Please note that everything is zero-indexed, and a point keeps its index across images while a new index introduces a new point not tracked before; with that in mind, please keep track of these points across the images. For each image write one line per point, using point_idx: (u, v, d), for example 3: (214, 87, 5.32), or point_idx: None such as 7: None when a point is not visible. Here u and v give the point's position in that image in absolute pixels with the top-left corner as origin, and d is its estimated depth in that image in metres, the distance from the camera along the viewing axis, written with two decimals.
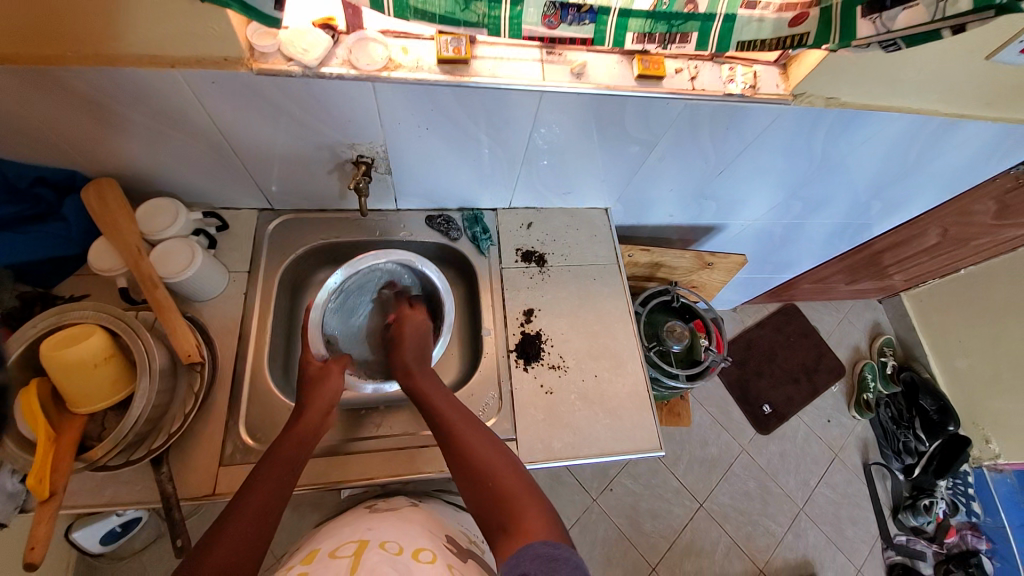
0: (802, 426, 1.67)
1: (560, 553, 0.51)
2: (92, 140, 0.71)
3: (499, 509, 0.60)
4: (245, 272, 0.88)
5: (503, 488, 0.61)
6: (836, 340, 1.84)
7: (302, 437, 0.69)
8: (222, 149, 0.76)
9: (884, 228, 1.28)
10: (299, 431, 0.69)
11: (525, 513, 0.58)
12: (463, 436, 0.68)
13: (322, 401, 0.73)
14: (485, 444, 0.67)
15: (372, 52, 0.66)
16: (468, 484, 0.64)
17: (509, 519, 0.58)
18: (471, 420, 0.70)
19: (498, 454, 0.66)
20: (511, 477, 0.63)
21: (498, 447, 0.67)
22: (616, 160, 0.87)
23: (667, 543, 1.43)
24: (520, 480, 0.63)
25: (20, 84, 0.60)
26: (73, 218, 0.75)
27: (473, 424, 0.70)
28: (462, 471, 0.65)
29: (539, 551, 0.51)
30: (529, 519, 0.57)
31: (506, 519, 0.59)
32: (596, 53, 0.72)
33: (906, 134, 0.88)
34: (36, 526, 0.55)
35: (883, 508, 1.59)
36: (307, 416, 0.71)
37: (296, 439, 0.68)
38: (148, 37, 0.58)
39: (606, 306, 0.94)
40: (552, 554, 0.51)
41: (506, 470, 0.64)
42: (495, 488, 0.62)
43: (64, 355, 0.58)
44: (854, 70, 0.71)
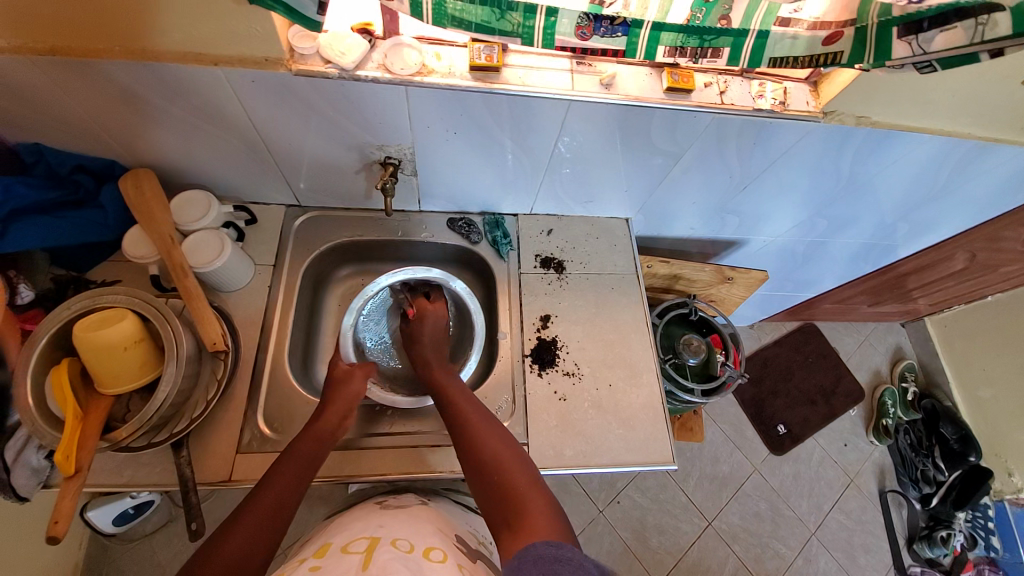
0: (816, 449, 1.64)
1: (564, 555, 0.50)
2: (133, 131, 0.73)
3: (503, 505, 0.60)
4: (269, 265, 0.90)
5: (509, 484, 0.62)
6: (855, 363, 1.80)
7: (320, 434, 0.69)
8: (256, 146, 0.78)
9: (910, 250, 1.26)
10: (317, 429, 0.70)
11: (528, 510, 0.58)
12: (474, 430, 0.68)
13: (344, 402, 0.74)
14: (495, 439, 0.67)
15: (407, 57, 0.67)
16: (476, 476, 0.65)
17: (512, 514, 0.59)
18: (480, 418, 0.71)
19: (507, 449, 0.66)
20: (518, 474, 0.63)
21: (507, 442, 0.67)
22: (640, 171, 0.87)
23: (673, 560, 1.41)
24: (527, 477, 0.63)
25: (70, 76, 0.63)
26: (110, 206, 0.78)
27: (485, 418, 0.71)
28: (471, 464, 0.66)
29: (541, 552, 0.50)
30: (531, 518, 0.57)
31: (509, 516, 0.59)
32: (626, 65, 0.73)
33: (937, 157, 0.87)
34: (59, 501, 0.56)
35: (897, 537, 1.55)
36: (326, 415, 0.72)
37: (314, 437, 0.69)
38: (195, 36, 0.61)
39: (623, 315, 0.94)
40: (556, 556, 0.50)
41: (515, 465, 0.64)
42: (503, 484, 0.62)
43: (96, 338, 0.60)
44: (887, 89, 0.71)
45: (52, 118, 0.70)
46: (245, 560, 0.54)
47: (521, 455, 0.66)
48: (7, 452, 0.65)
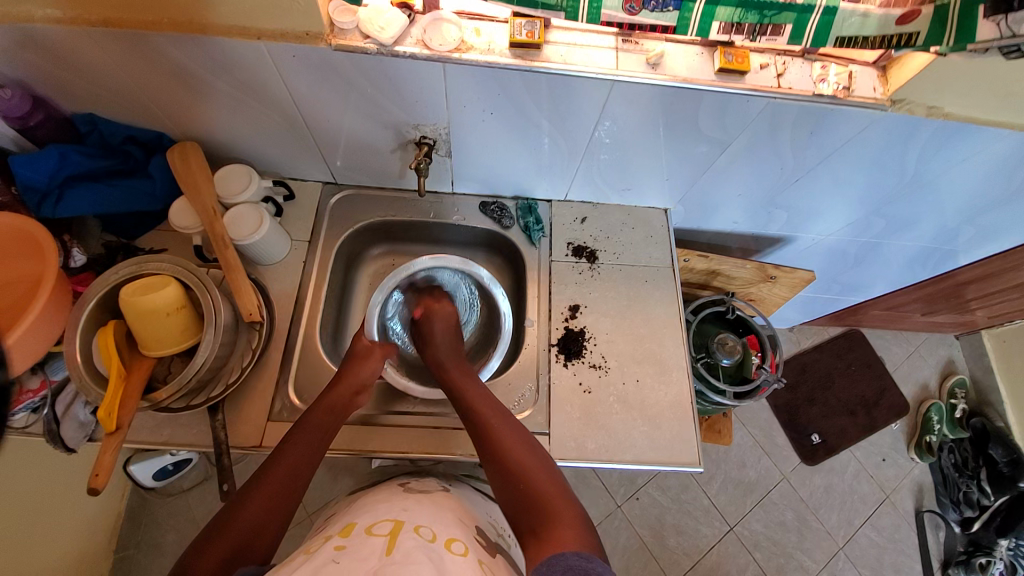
0: (853, 461, 1.56)
1: (589, 566, 0.49)
2: (181, 104, 0.75)
3: (531, 512, 0.59)
4: (305, 242, 0.91)
5: (536, 491, 0.61)
6: (903, 375, 1.69)
7: (333, 405, 0.70)
8: (295, 122, 0.79)
9: (973, 258, 1.16)
10: (330, 401, 0.70)
11: (556, 518, 0.58)
12: (498, 432, 0.68)
13: (355, 379, 0.73)
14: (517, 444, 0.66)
15: (445, 33, 0.65)
16: (499, 481, 0.64)
17: (537, 521, 0.58)
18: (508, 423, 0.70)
19: (530, 455, 0.65)
20: (543, 479, 0.62)
21: (531, 448, 0.66)
22: (683, 159, 0.83)
23: (691, 561, 1.38)
24: (553, 484, 0.62)
25: (123, 48, 0.65)
26: (158, 176, 0.81)
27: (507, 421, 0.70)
28: (495, 468, 0.65)
29: (571, 563, 0.50)
30: (559, 526, 0.57)
31: (535, 522, 0.58)
32: (675, 43, 0.69)
33: (1014, 155, 0.79)
34: (102, 454, 0.59)
35: (933, 560, 1.47)
36: (339, 389, 0.72)
37: (326, 409, 0.70)
38: (239, 9, 0.61)
39: (655, 310, 0.91)
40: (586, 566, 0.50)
41: (539, 472, 0.63)
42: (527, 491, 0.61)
43: (141, 302, 0.62)
44: (965, 78, 0.64)
45: (106, 89, 0.72)
46: (263, 526, 0.56)
47: (546, 462, 0.65)
48: (58, 405, 0.70)
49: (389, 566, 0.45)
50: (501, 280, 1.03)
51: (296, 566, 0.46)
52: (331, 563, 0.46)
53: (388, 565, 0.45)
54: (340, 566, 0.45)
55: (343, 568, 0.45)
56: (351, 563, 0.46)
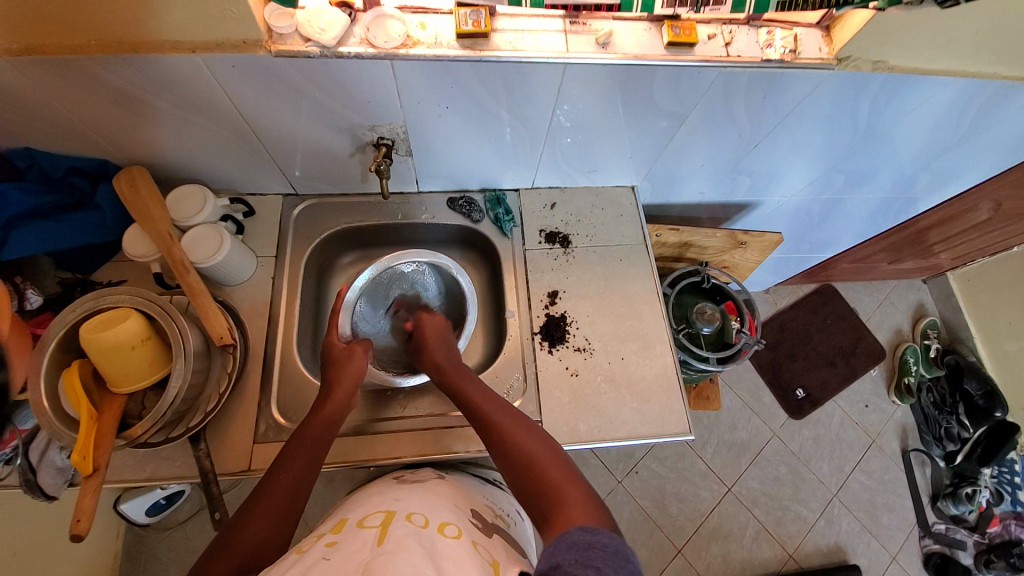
0: (837, 411, 1.62)
1: (598, 540, 0.48)
2: (121, 128, 0.72)
3: (544, 498, 0.58)
4: (272, 256, 0.89)
5: (542, 475, 0.60)
6: (876, 323, 1.76)
7: (331, 416, 0.70)
8: (246, 135, 0.76)
9: (931, 203, 1.21)
10: (326, 413, 0.70)
11: (565, 500, 0.56)
12: (500, 422, 0.67)
13: (349, 382, 0.74)
14: (523, 432, 0.66)
15: (389, 29, 0.64)
16: (508, 471, 0.63)
17: (548, 504, 0.57)
18: (510, 414, 0.69)
19: (536, 442, 0.64)
20: (550, 464, 0.61)
21: (536, 435, 0.66)
22: (644, 135, 0.83)
23: (694, 526, 1.42)
24: (559, 466, 0.61)
25: (47, 73, 0.61)
26: (107, 205, 0.78)
27: (508, 412, 0.69)
28: (502, 460, 0.64)
29: (575, 539, 0.48)
30: (568, 505, 0.55)
31: (547, 508, 0.57)
32: (623, 20, 0.69)
33: (961, 100, 0.81)
34: (81, 499, 0.57)
35: (921, 495, 1.54)
36: (335, 395, 0.72)
37: (324, 421, 0.69)
38: (169, 22, 0.58)
39: (633, 287, 0.92)
40: (589, 541, 0.48)
41: (544, 457, 0.62)
42: (536, 478, 0.60)
43: (101, 339, 0.60)
44: (905, 29, 0.65)
45: (39, 119, 0.69)
46: (266, 544, 0.55)
47: (553, 448, 0.65)
48: (31, 454, 0.67)
49: (380, 555, 0.44)
50: (479, 273, 1.03)
51: (289, 567, 0.46)
52: (321, 560, 0.45)
53: (378, 556, 0.44)
54: (331, 563, 0.45)
55: (334, 564, 0.44)
56: (341, 559, 0.45)
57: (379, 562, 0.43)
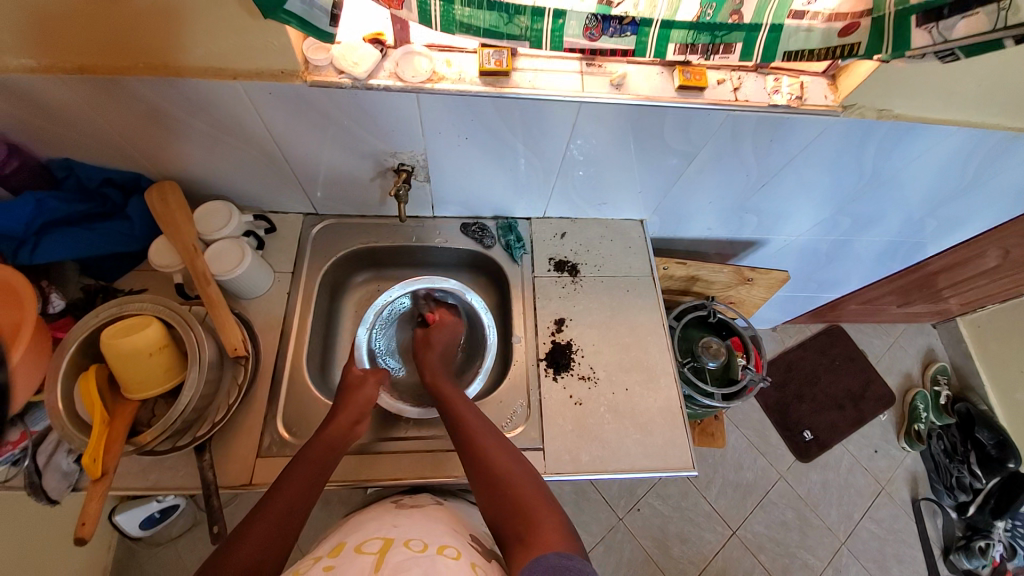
0: (846, 455, 1.58)
1: (568, 565, 0.50)
2: (158, 146, 0.76)
3: (518, 520, 0.59)
4: (288, 272, 0.92)
5: (517, 498, 0.61)
6: (885, 366, 1.74)
7: (332, 441, 0.70)
8: (274, 156, 0.80)
9: (938, 248, 1.22)
10: (329, 437, 0.70)
11: (539, 522, 0.58)
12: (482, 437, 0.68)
13: (355, 408, 0.75)
14: (503, 452, 0.67)
15: (417, 65, 0.68)
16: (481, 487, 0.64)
17: (520, 526, 0.58)
18: (491, 431, 0.70)
19: (513, 464, 0.65)
20: (528, 487, 0.62)
21: (515, 456, 0.67)
22: (654, 171, 0.86)
23: (697, 570, 1.37)
24: (535, 490, 0.62)
25: (97, 92, 0.66)
26: (137, 218, 0.82)
27: (490, 429, 0.70)
28: (476, 477, 0.65)
29: (552, 563, 0.50)
30: (542, 530, 0.57)
31: (520, 528, 0.58)
32: (636, 65, 0.73)
33: (964, 150, 0.84)
34: (87, 503, 0.57)
35: (934, 548, 1.48)
36: (337, 420, 0.73)
37: (326, 444, 0.69)
38: (213, 51, 0.62)
39: (639, 318, 0.93)
40: (564, 566, 0.50)
41: (522, 478, 0.64)
42: (512, 498, 0.61)
43: (121, 345, 0.62)
44: (908, 81, 0.69)
45: (80, 133, 0.73)
46: (259, 567, 0.55)
47: (529, 470, 0.66)
48: (39, 456, 0.69)
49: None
50: (487, 298, 1.04)
51: None
52: None
53: None
54: None
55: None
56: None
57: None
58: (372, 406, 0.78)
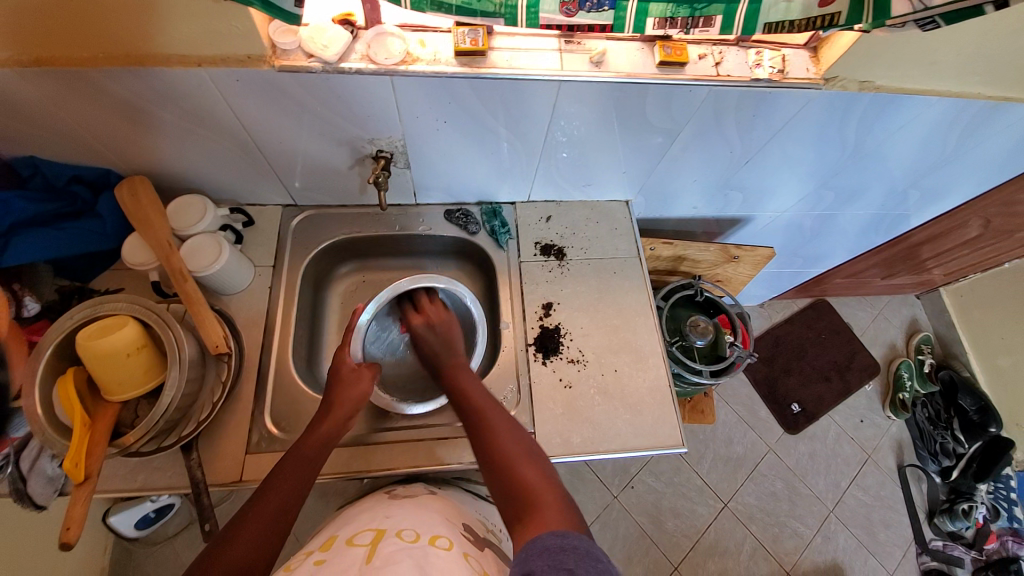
0: (833, 426, 1.62)
1: (569, 543, 0.48)
2: (126, 140, 0.73)
3: (520, 501, 0.57)
4: (270, 266, 0.90)
5: (521, 478, 0.60)
6: (870, 338, 1.77)
7: (327, 436, 0.70)
8: (246, 146, 0.77)
9: (920, 220, 1.23)
10: (324, 432, 0.70)
11: (540, 504, 0.56)
12: (490, 420, 0.68)
13: (348, 403, 0.74)
14: (509, 433, 0.66)
15: (390, 46, 0.66)
16: (486, 467, 0.64)
17: (522, 507, 0.57)
18: (499, 413, 0.70)
19: (516, 444, 0.65)
20: (532, 468, 0.61)
21: (521, 437, 0.66)
22: (638, 151, 0.85)
23: (690, 543, 1.41)
24: (540, 471, 0.61)
25: (56, 85, 0.63)
26: (107, 214, 0.79)
27: (499, 412, 0.70)
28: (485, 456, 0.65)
29: (547, 543, 0.48)
30: (542, 510, 0.55)
31: (522, 509, 0.56)
32: (616, 41, 0.71)
33: (945, 120, 0.84)
34: (71, 508, 0.56)
35: (917, 511, 1.53)
36: (334, 415, 0.72)
37: (319, 440, 0.69)
38: (174, 37, 0.59)
39: (626, 300, 0.93)
40: (560, 544, 0.48)
41: (527, 459, 0.62)
42: (515, 479, 0.60)
43: (97, 346, 0.60)
44: (889, 51, 0.68)
45: (41, 129, 0.70)
46: (251, 567, 0.54)
47: (536, 451, 0.65)
48: (22, 461, 0.67)
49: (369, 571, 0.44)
50: (474, 285, 1.03)
51: None
52: None
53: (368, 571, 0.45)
54: None
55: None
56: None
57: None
58: (367, 399, 0.77)
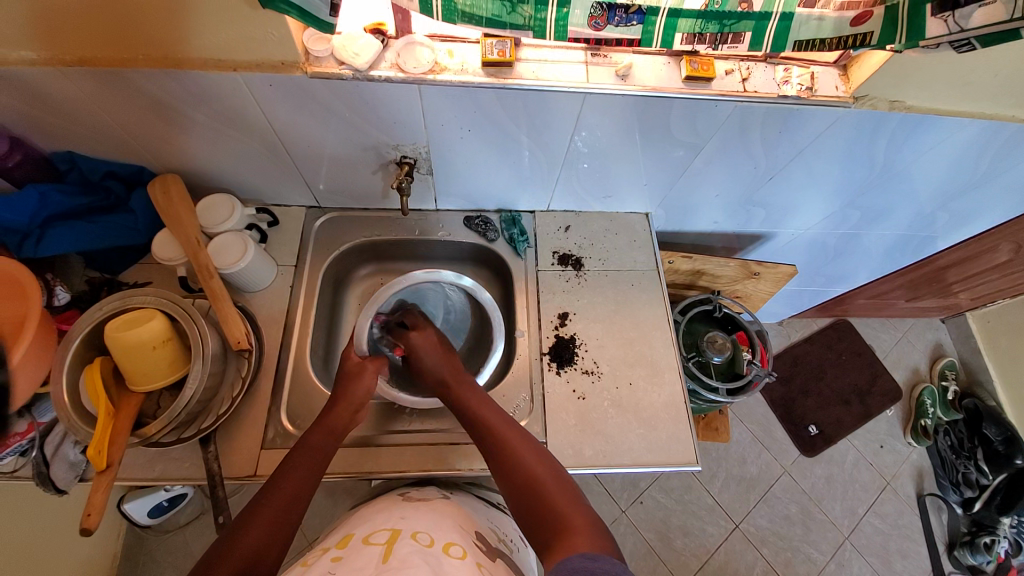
0: (851, 450, 1.57)
1: (599, 566, 0.47)
2: (161, 139, 0.76)
3: (549, 524, 0.57)
4: (291, 266, 0.92)
5: (547, 502, 0.60)
6: (893, 361, 1.72)
7: (334, 427, 0.71)
8: (275, 148, 0.79)
9: (948, 243, 1.20)
10: (331, 422, 0.71)
11: (570, 527, 0.56)
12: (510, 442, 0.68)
13: (353, 399, 0.74)
14: (531, 456, 0.66)
15: (419, 55, 0.67)
16: (513, 496, 0.63)
17: (551, 531, 0.56)
18: (521, 435, 0.69)
19: (542, 467, 0.64)
20: (557, 491, 0.61)
21: (544, 460, 0.65)
22: (660, 164, 0.84)
23: (699, 562, 1.38)
24: (567, 495, 0.61)
25: (100, 86, 0.66)
26: (140, 210, 0.82)
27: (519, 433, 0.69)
28: (507, 479, 0.64)
29: (575, 564, 0.48)
30: (574, 532, 0.55)
31: (550, 533, 0.56)
32: (643, 55, 0.71)
33: (978, 142, 0.82)
34: (93, 494, 0.58)
35: (938, 543, 1.47)
36: (338, 409, 0.73)
37: (327, 429, 0.70)
38: (213, 42, 0.62)
39: (643, 312, 0.92)
40: (588, 566, 0.47)
41: (552, 483, 0.62)
42: (542, 503, 0.60)
43: (126, 338, 0.62)
44: (923, 71, 0.67)
45: (84, 127, 0.73)
46: (265, 550, 0.55)
47: (561, 475, 0.64)
48: (46, 446, 0.69)
49: (386, 571, 0.45)
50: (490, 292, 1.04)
51: None
52: None
53: (384, 570, 0.45)
54: None
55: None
56: (348, 574, 0.45)
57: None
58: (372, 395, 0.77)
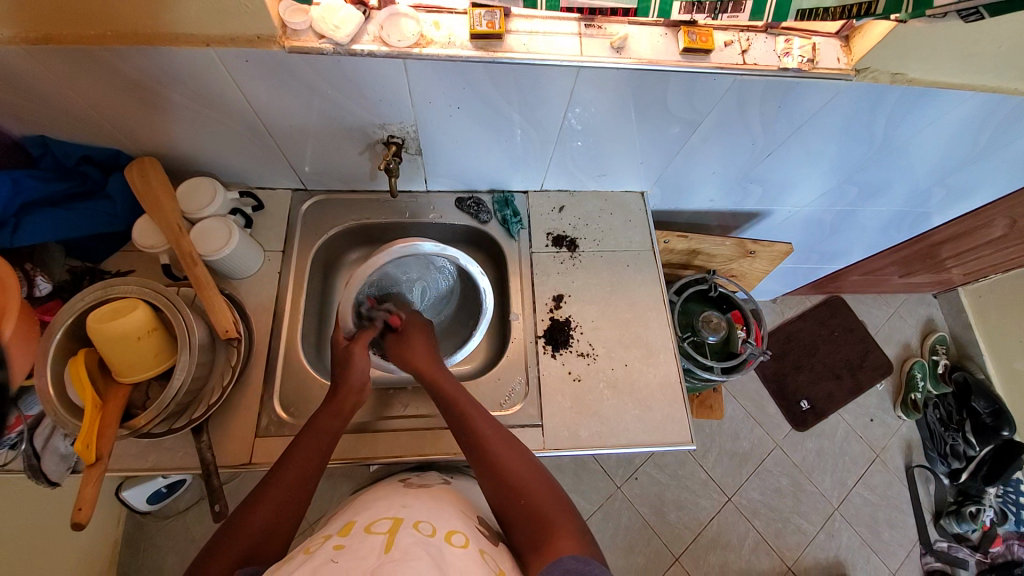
0: (842, 424, 1.60)
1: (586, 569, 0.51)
2: (138, 121, 0.73)
3: (531, 527, 0.57)
4: (279, 251, 0.89)
5: (532, 505, 0.59)
6: (884, 337, 1.73)
7: (340, 408, 0.69)
8: (257, 128, 0.76)
9: (944, 218, 1.19)
10: (339, 404, 0.69)
11: (554, 530, 0.57)
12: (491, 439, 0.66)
13: (356, 380, 0.72)
14: (513, 454, 0.64)
15: (403, 28, 0.64)
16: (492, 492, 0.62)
17: (535, 534, 0.57)
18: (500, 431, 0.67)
19: (526, 466, 0.63)
20: (542, 492, 0.61)
21: (524, 457, 0.65)
22: (655, 141, 0.82)
23: (692, 534, 1.41)
24: (551, 494, 0.61)
25: (67, 65, 0.62)
26: (118, 196, 0.78)
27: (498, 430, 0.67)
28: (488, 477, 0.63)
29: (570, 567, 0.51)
30: (559, 536, 0.56)
31: (534, 536, 0.57)
32: (639, 25, 0.68)
33: (979, 115, 0.80)
34: (83, 488, 0.57)
35: (925, 512, 1.52)
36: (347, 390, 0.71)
37: (333, 411, 0.68)
38: (185, 16, 0.58)
39: (638, 293, 0.91)
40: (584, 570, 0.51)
41: (534, 481, 0.62)
42: (526, 505, 0.59)
43: (110, 329, 0.60)
44: (927, 42, 0.64)
45: (53, 109, 0.69)
46: (275, 528, 0.56)
47: (542, 473, 0.64)
48: (36, 439, 0.68)
49: (387, 562, 0.44)
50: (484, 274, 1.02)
51: (295, 567, 0.46)
52: (329, 563, 0.45)
53: (386, 561, 0.44)
54: (339, 565, 0.45)
55: (341, 569, 0.44)
56: (349, 563, 0.45)
57: (385, 569, 0.43)
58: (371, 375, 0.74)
